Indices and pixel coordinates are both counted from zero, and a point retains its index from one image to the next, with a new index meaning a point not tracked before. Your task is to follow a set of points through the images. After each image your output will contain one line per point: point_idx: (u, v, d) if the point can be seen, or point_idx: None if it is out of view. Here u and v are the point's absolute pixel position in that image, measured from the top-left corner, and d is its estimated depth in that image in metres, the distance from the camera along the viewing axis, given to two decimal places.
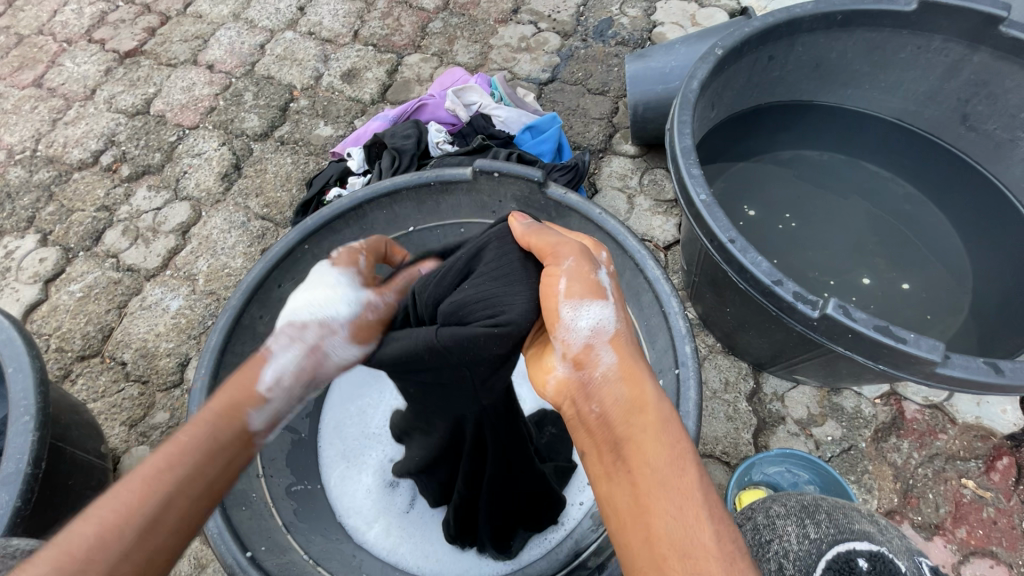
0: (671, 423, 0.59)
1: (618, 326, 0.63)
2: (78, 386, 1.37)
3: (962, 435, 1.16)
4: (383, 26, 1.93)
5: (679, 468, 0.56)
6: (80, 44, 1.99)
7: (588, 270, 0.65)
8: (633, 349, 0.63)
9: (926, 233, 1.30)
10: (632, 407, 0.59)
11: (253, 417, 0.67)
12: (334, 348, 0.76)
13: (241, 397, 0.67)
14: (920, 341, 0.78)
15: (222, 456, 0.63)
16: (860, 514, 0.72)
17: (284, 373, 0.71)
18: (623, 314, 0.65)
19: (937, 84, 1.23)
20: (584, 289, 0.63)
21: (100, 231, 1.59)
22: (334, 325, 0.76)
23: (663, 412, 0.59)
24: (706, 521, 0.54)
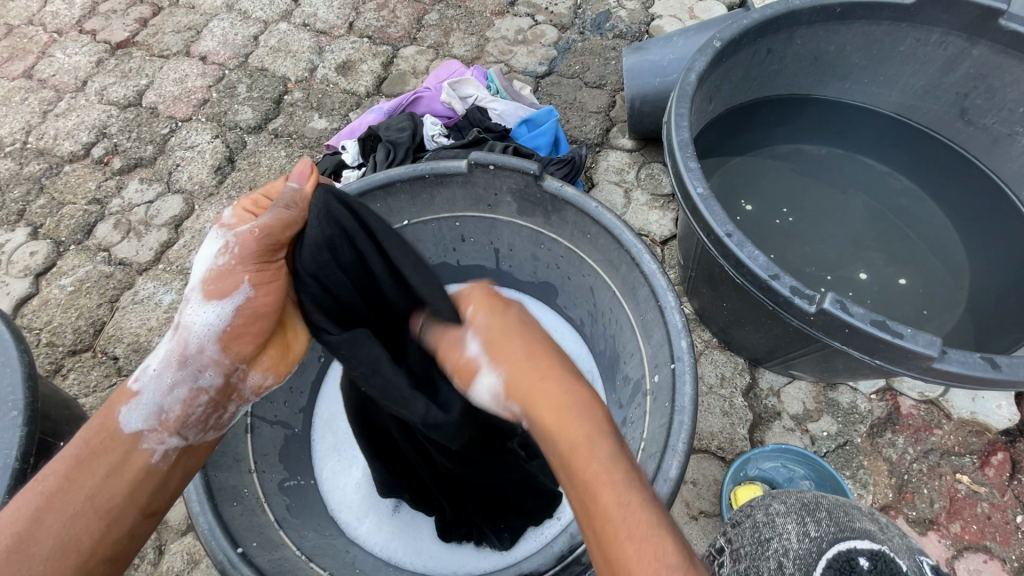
0: (584, 445, 0.59)
1: (502, 377, 0.67)
2: (69, 381, 1.35)
3: (956, 430, 1.17)
4: (379, 18, 1.91)
5: (594, 494, 0.56)
6: (71, 35, 1.96)
7: (462, 342, 0.71)
8: (533, 385, 0.65)
9: (924, 228, 1.29)
10: (545, 440, 0.62)
11: (124, 420, 0.68)
12: (201, 319, 0.69)
13: (115, 401, 0.70)
14: (917, 337, 0.77)
15: (99, 458, 0.67)
16: (860, 512, 0.72)
17: (153, 366, 0.70)
18: (509, 358, 0.67)
19: (936, 78, 1.22)
20: (466, 363, 0.69)
21: (92, 224, 1.57)
22: (196, 292, 0.70)
23: (572, 434, 0.60)
24: (627, 540, 0.53)
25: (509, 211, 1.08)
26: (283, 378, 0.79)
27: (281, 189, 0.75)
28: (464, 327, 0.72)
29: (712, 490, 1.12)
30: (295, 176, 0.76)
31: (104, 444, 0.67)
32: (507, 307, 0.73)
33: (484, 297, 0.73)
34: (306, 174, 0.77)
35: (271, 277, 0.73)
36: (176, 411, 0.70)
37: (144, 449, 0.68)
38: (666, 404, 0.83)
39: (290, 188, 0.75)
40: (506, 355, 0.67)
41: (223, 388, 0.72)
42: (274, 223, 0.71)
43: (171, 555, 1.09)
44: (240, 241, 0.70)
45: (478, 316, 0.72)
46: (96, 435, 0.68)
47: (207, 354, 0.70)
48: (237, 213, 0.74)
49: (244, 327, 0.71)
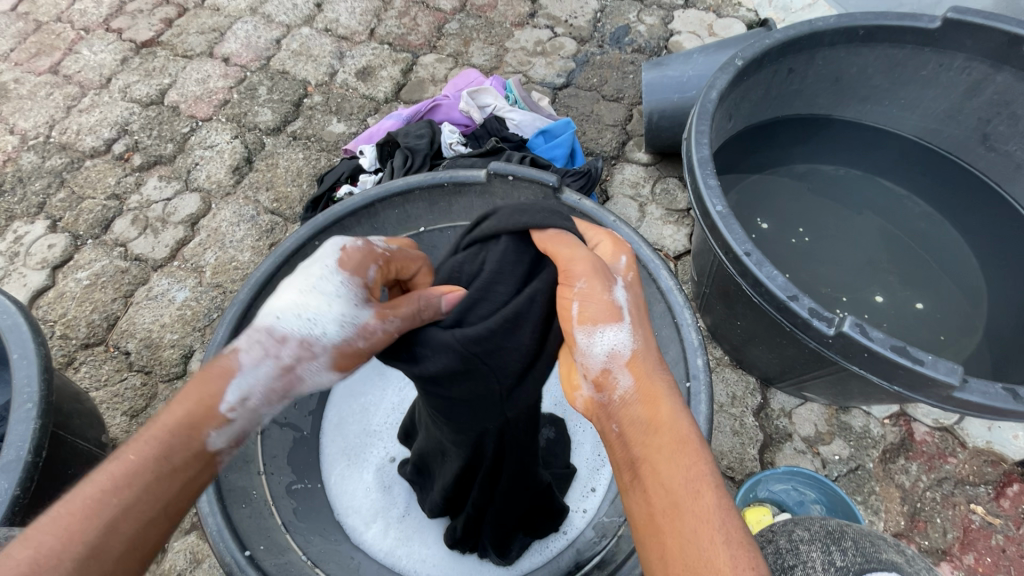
0: (687, 443, 0.55)
1: (637, 345, 0.61)
2: (81, 374, 1.36)
3: (971, 459, 1.15)
4: (399, 25, 1.93)
5: (695, 487, 0.53)
6: (98, 32, 2.00)
7: (604, 284, 0.63)
8: (652, 366, 0.60)
9: (941, 252, 1.28)
10: (643, 426, 0.57)
11: (210, 440, 0.59)
12: (312, 373, 0.63)
13: (200, 415, 0.59)
14: (938, 364, 0.76)
15: (176, 478, 0.56)
16: (886, 544, 0.70)
17: (251, 397, 0.60)
18: (643, 328, 0.63)
19: (958, 103, 1.21)
20: (600, 306, 0.62)
21: (110, 220, 1.59)
22: (317, 347, 0.62)
23: (680, 429, 0.56)
24: (721, 545, 0.49)
25: None
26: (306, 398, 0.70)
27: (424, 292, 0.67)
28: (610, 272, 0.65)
29: None
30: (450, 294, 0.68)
31: (183, 463, 0.57)
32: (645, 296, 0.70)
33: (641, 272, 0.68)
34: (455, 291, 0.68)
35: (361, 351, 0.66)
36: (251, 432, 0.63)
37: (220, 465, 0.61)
38: None
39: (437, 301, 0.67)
40: (643, 331, 0.62)
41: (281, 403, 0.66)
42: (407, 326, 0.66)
43: (174, 553, 1.09)
44: (373, 333, 0.63)
45: (626, 270, 0.67)
46: (177, 446, 0.57)
47: (305, 387, 0.64)
48: (377, 276, 0.67)
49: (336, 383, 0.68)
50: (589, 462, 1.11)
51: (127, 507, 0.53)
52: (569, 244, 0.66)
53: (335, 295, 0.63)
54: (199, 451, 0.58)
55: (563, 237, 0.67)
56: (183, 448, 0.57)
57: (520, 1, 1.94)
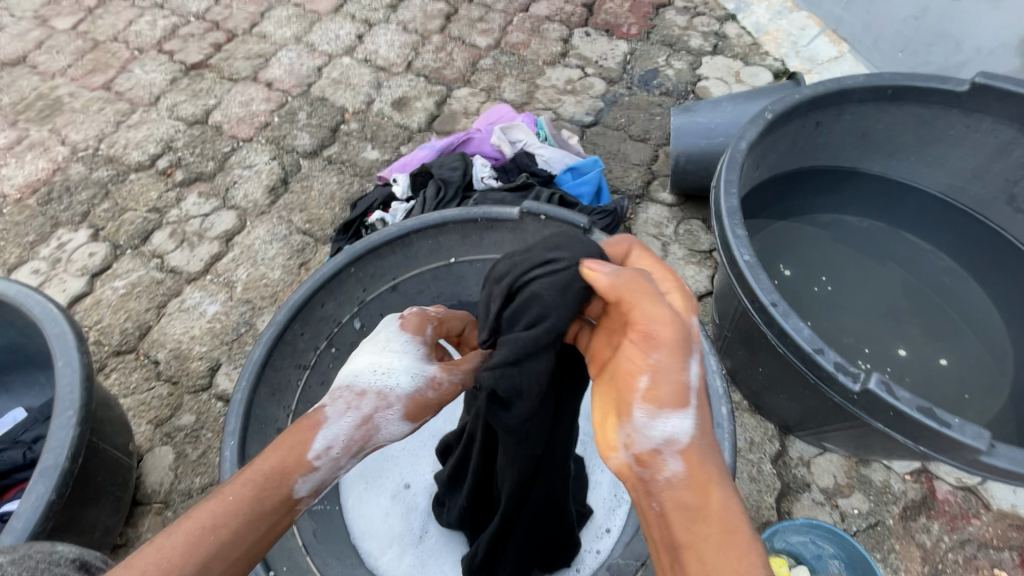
0: (740, 532, 0.52)
1: (697, 434, 0.57)
2: (111, 380, 1.40)
3: (995, 522, 1.12)
4: (436, 59, 2.01)
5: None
6: (151, 53, 2.11)
7: (684, 360, 0.59)
8: (712, 455, 0.58)
9: (965, 310, 1.28)
10: (694, 512, 0.54)
11: (299, 487, 0.58)
12: (387, 420, 0.64)
13: (291, 459, 0.58)
14: (965, 428, 0.76)
15: (262, 523, 0.55)
16: None
17: (335, 443, 0.60)
18: (706, 417, 0.59)
19: (985, 163, 1.23)
20: (674, 383, 0.59)
21: (149, 232, 1.65)
22: (392, 395, 0.64)
23: (729, 519, 0.53)
24: None
25: None
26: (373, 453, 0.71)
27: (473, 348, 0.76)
28: (693, 343, 0.61)
29: None
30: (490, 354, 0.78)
31: (273, 508, 0.56)
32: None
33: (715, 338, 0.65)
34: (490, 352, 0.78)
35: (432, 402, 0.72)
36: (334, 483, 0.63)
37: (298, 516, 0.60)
38: None
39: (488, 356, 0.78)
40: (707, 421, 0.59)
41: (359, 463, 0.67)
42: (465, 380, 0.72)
43: None
44: (440, 384, 0.68)
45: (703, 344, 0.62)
46: (270, 487, 0.56)
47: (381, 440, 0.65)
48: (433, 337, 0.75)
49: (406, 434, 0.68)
50: (606, 501, 1.11)
51: (222, 544, 0.52)
52: (654, 302, 0.61)
53: (402, 352, 0.69)
54: (289, 496, 0.57)
55: (638, 280, 0.63)
56: (274, 490, 0.57)
57: (553, 41, 2.02)
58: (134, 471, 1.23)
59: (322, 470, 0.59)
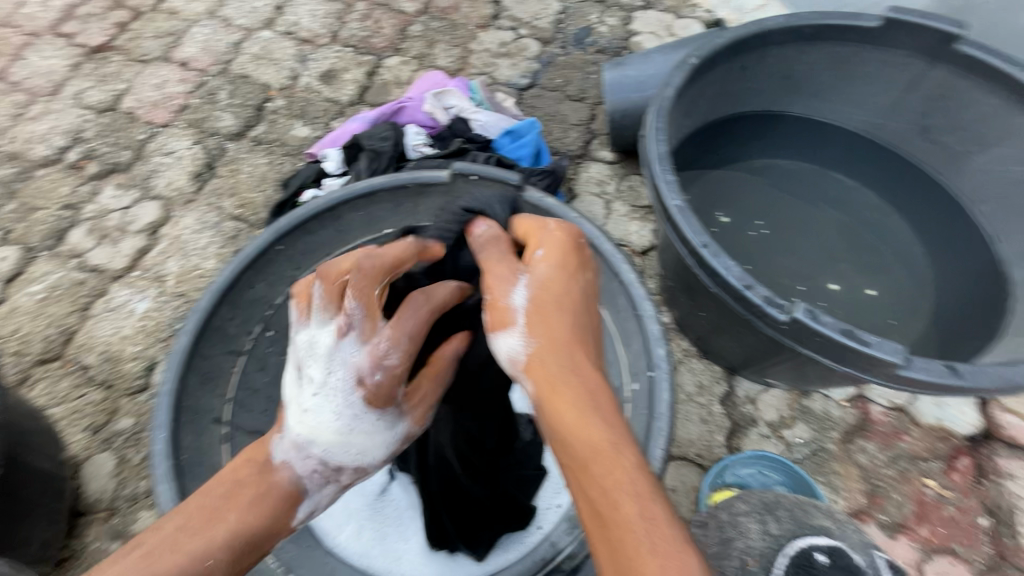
0: (597, 430, 0.56)
1: (534, 348, 0.62)
2: (37, 391, 1.31)
3: (924, 436, 1.20)
4: (363, 28, 1.92)
5: (610, 484, 0.54)
6: (46, 37, 1.93)
7: (507, 289, 0.66)
8: (551, 361, 0.61)
9: (890, 241, 1.34)
10: (553, 426, 0.58)
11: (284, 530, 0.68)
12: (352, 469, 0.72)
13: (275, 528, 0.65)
14: (883, 344, 0.80)
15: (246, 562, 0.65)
16: (817, 510, 0.83)
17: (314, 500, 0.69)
18: (542, 328, 0.63)
19: (900, 98, 1.27)
20: (501, 312, 0.65)
21: (64, 230, 1.53)
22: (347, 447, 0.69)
23: (586, 424, 0.57)
24: (642, 533, 0.51)
25: None
26: None
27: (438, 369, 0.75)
28: (516, 274, 0.67)
29: (691, 497, 1.14)
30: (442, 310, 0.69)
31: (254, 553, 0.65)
32: (586, 268, 0.70)
33: (562, 249, 0.69)
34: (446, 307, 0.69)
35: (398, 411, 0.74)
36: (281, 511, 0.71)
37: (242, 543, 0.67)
38: (645, 411, 0.84)
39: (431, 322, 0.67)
40: (548, 329, 0.63)
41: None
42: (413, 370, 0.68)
43: None
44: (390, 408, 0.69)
45: (537, 267, 0.67)
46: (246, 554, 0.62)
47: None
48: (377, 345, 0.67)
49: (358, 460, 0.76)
50: None
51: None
52: (489, 254, 0.70)
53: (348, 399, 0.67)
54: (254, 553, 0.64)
55: (496, 241, 0.72)
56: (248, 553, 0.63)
57: (483, 3, 1.96)
58: (71, 481, 1.16)
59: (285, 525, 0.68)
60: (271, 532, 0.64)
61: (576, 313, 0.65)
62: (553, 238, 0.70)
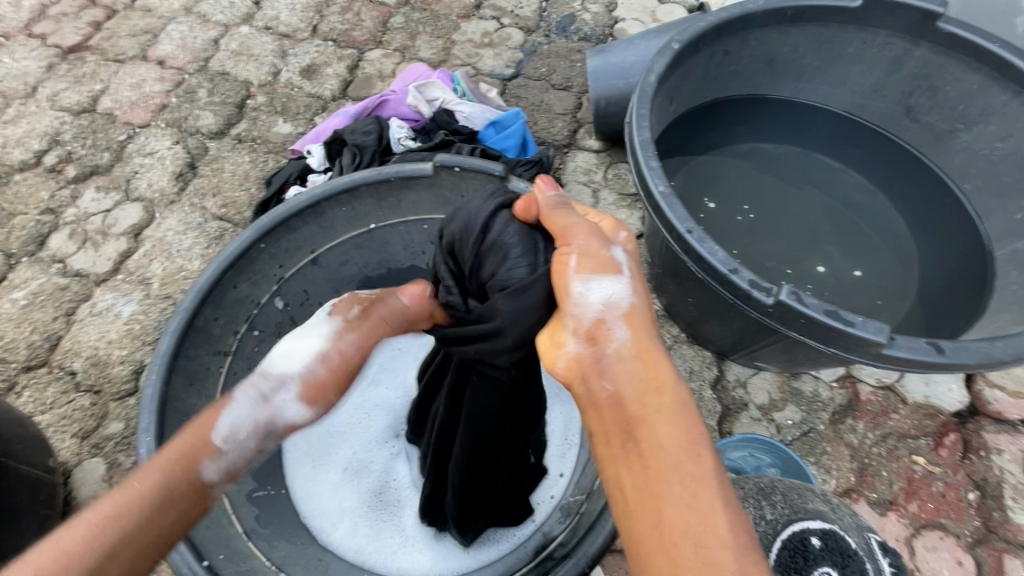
0: (687, 401, 0.58)
1: (634, 303, 0.62)
2: (23, 399, 1.30)
3: (912, 414, 1.22)
4: (343, 21, 1.89)
5: (696, 457, 0.55)
6: (19, 38, 1.89)
7: (604, 243, 0.65)
8: (647, 323, 0.62)
9: (875, 222, 1.35)
10: (644, 384, 0.58)
11: (204, 470, 0.64)
12: (286, 403, 0.72)
13: (196, 447, 0.65)
14: (868, 324, 0.81)
15: (172, 504, 0.60)
16: (813, 495, 0.80)
17: (239, 426, 0.69)
18: (640, 291, 0.64)
19: (883, 78, 1.27)
20: (601, 260, 0.64)
21: (45, 235, 1.51)
22: (287, 379, 0.73)
23: (676, 391, 0.58)
24: (724, 510, 0.53)
25: None
26: None
27: (399, 313, 0.79)
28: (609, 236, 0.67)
29: None
30: (412, 292, 0.80)
31: (180, 494, 0.61)
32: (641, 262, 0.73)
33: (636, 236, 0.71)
34: (418, 292, 0.80)
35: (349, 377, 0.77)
36: (241, 466, 0.68)
37: (212, 499, 0.65)
38: None
39: (404, 303, 0.80)
40: (643, 292, 0.64)
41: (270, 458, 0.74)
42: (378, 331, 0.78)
43: None
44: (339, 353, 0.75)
45: (625, 241, 0.68)
46: (176, 477, 0.62)
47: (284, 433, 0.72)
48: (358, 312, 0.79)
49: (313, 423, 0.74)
50: (560, 446, 1.12)
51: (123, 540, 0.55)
52: (567, 214, 0.68)
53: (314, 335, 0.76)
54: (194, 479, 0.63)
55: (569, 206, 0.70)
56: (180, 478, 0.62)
57: None
58: (62, 488, 1.16)
59: (225, 454, 0.67)
60: (187, 454, 0.64)
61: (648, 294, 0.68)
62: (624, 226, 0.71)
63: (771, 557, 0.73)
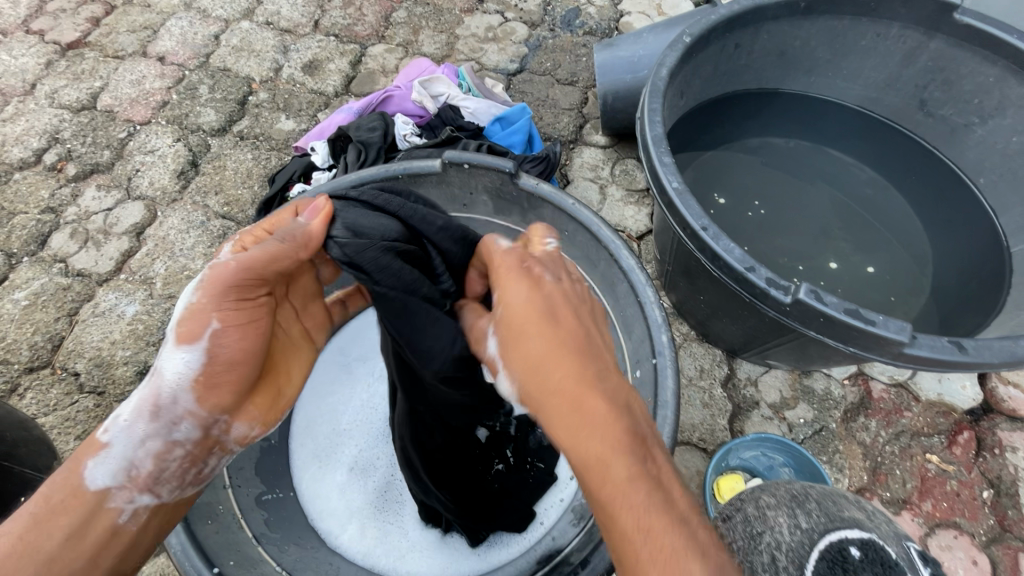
0: (589, 449, 0.54)
1: (520, 377, 0.60)
2: (26, 401, 1.28)
3: (925, 412, 1.21)
4: (345, 15, 1.87)
5: (614, 500, 0.52)
6: (17, 35, 1.86)
7: (488, 337, 0.66)
8: (540, 380, 0.58)
9: (887, 216, 1.33)
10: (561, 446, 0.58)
11: (90, 475, 0.67)
12: (171, 374, 0.69)
13: (87, 447, 0.68)
14: (889, 323, 0.79)
15: (59, 518, 0.64)
16: (849, 503, 0.79)
17: (122, 417, 0.69)
18: (523, 350, 0.61)
19: (897, 71, 1.26)
20: (489, 359, 0.65)
21: (46, 235, 1.49)
22: (167, 347, 0.70)
23: (580, 438, 0.54)
24: (648, 556, 0.49)
25: (485, 210, 1.07)
26: (263, 424, 0.80)
27: (288, 225, 0.73)
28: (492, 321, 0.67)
29: (696, 482, 1.13)
30: (306, 212, 0.73)
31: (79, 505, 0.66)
32: (544, 279, 0.66)
33: (513, 272, 0.66)
34: (316, 208, 0.73)
35: (251, 316, 0.71)
36: (147, 467, 0.70)
37: (113, 509, 0.67)
38: (649, 399, 0.83)
39: (299, 223, 0.73)
40: (525, 347, 0.60)
41: (200, 441, 0.73)
42: (265, 259, 0.69)
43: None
44: (229, 275, 0.68)
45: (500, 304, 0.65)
46: (69, 479, 0.66)
47: (180, 406, 0.70)
48: (232, 250, 0.71)
49: (212, 380, 0.71)
50: None
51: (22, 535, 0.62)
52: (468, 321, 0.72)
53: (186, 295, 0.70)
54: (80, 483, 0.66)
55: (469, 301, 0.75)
56: (75, 483, 0.66)
57: None
58: None
59: (113, 450, 0.68)
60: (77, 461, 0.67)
61: (548, 321, 0.61)
62: (506, 268, 0.68)
63: (808, 569, 0.69)
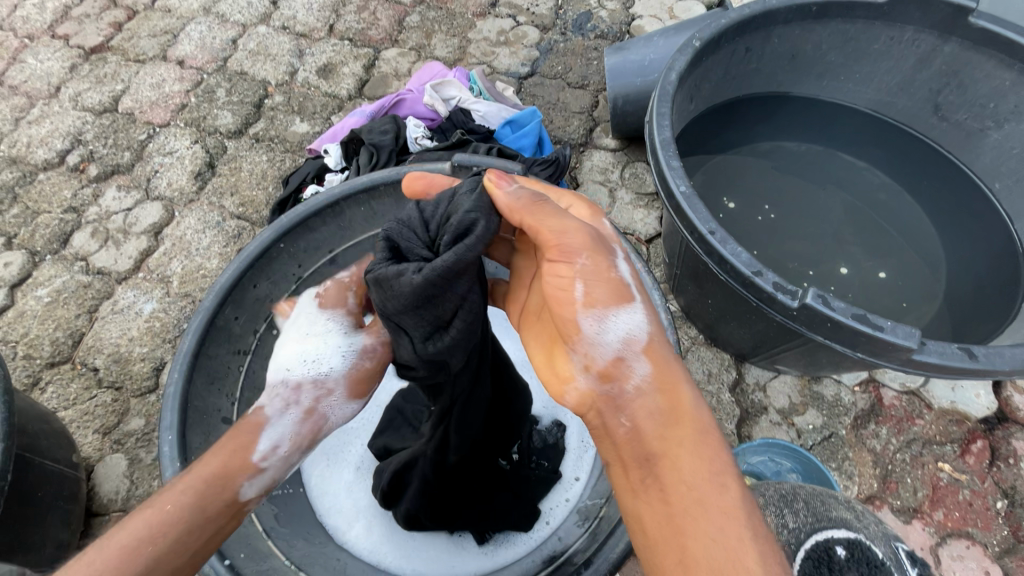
0: (707, 432, 0.64)
1: (650, 330, 0.67)
2: (47, 395, 1.32)
3: (938, 420, 1.19)
4: (359, 20, 1.89)
5: (713, 480, 0.61)
6: (43, 40, 1.92)
7: (606, 263, 0.68)
8: (661, 350, 0.67)
9: (900, 221, 1.32)
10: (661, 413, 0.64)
11: (243, 489, 0.70)
12: (330, 407, 0.80)
13: (236, 460, 0.70)
14: (897, 329, 0.78)
15: (214, 519, 0.67)
16: (837, 503, 0.80)
17: (279, 444, 0.74)
18: (651, 308, 0.69)
19: (911, 74, 1.25)
20: (606, 288, 0.67)
21: (68, 234, 1.54)
22: (328, 380, 0.80)
23: (697, 421, 0.64)
24: (716, 531, 0.58)
25: None
26: None
27: None
28: (609, 250, 0.70)
29: None
30: None
31: (218, 511, 0.67)
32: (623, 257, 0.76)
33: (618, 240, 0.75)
34: None
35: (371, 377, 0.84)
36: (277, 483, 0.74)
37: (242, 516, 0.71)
38: None
39: None
40: (651, 308, 0.69)
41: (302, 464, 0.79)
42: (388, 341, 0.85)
43: None
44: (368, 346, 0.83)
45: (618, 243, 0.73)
46: (213, 492, 0.67)
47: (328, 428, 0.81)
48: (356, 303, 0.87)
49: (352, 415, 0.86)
50: (577, 449, 1.12)
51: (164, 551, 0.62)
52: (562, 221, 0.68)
53: (327, 333, 0.81)
54: (230, 498, 0.68)
55: (537, 203, 0.70)
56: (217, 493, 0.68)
57: None
58: (84, 483, 1.18)
59: (265, 473, 0.72)
60: (233, 468, 0.70)
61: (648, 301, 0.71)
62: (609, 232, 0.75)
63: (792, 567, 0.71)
